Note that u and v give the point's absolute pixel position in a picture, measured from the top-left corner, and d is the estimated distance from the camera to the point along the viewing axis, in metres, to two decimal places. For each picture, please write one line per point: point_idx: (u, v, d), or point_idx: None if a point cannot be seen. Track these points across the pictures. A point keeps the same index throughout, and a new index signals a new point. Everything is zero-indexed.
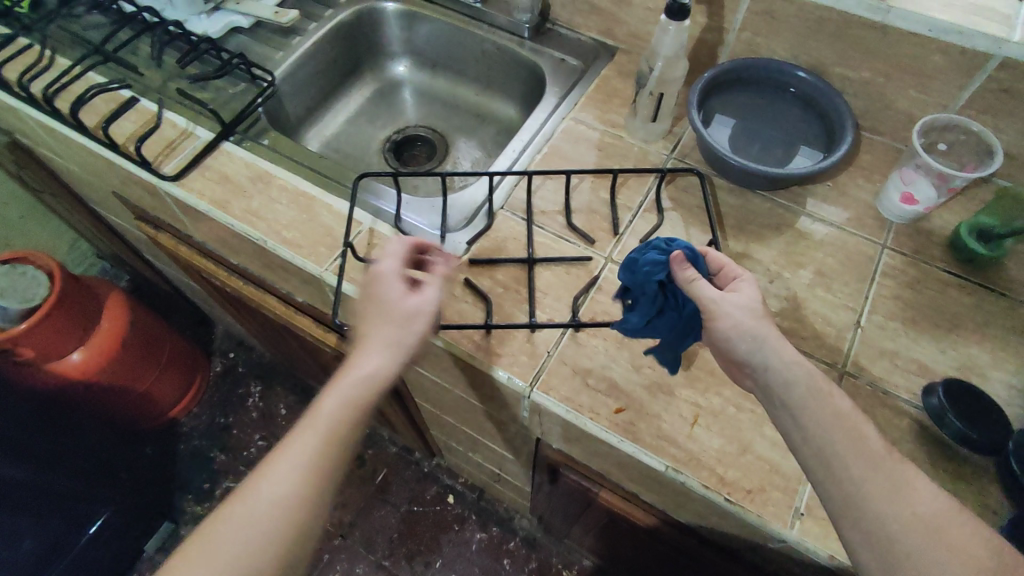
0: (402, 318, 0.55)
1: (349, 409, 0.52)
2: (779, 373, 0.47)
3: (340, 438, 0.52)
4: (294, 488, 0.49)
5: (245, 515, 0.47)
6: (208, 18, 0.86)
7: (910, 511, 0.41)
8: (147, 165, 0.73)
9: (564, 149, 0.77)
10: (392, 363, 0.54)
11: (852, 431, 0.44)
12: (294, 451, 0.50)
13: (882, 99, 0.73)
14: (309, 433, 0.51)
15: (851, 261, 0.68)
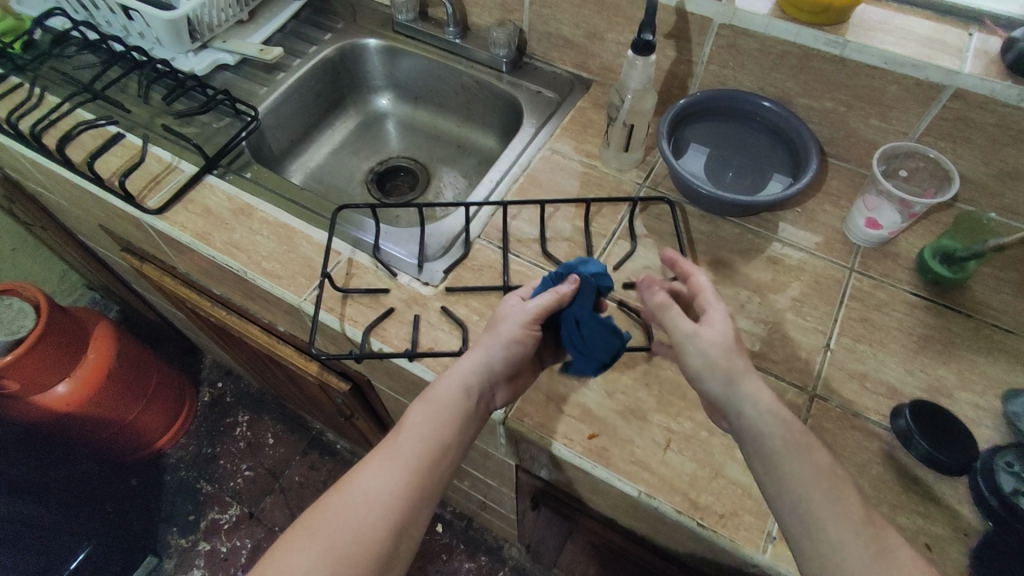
0: (502, 320, 0.58)
1: (442, 412, 0.54)
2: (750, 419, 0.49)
3: (430, 442, 0.53)
4: (391, 482, 0.50)
5: (347, 509, 0.49)
6: (195, 56, 0.88)
7: None
8: (131, 199, 0.74)
9: (540, 178, 0.79)
10: (486, 366, 0.56)
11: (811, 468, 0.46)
12: (388, 449, 0.52)
13: (846, 127, 0.75)
14: (401, 435, 0.53)
15: (820, 285, 0.69)
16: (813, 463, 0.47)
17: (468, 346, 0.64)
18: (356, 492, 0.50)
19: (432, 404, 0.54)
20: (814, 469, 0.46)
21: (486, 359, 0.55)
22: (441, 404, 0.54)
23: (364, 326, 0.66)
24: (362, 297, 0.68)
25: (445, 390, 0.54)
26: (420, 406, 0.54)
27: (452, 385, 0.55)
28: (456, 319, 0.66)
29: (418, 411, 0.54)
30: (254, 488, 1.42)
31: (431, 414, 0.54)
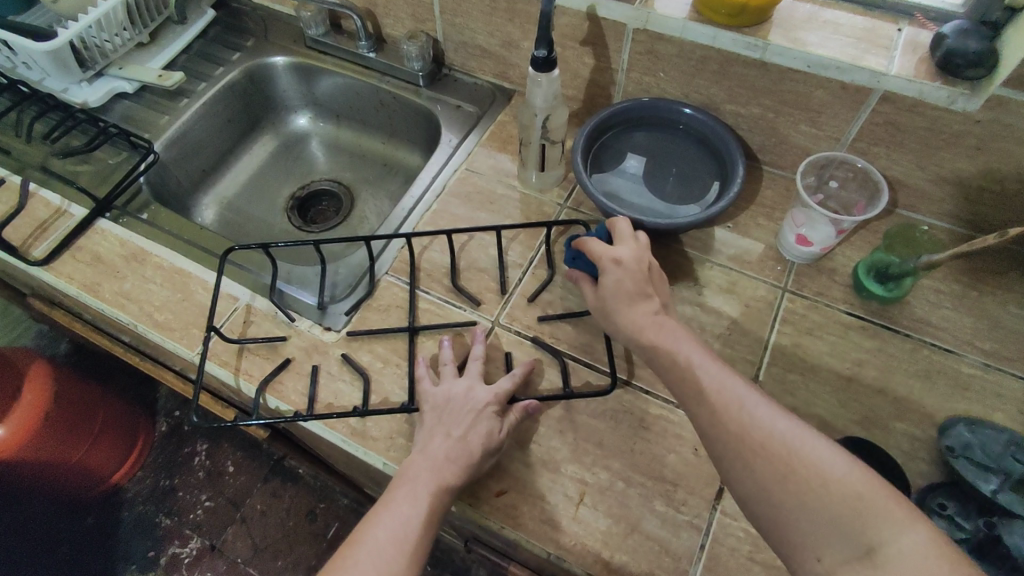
0: (460, 398, 0.56)
1: (423, 503, 0.50)
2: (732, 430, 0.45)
3: (414, 539, 0.49)
4: (405, 534, 0.49)
5: (357, 571, 0.47)
6: (90, 86, 0.82)
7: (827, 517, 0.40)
8: (13, 250, 0.69)
9: (456, 204, 0.73)
10: (483, 424, 0.54)
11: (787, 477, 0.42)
12: (370, 548, 0.48)
13: (776, 134, 0.70)
14: (380, 530, 0.49)
15: (751, 308, 0.65)
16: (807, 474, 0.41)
17: (368, 400, 0.59)
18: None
19: (411, 495, 0.50)
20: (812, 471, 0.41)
21: (477, 425, 0.54)
22: (423, 495, 0.50)
23: (258, 380, 0.61)
24: (258, 347, 0.63)
25: (421, 475, 0.51)
26: (398, 495, 0.51)
27: (427, 472, 0.51)
28: (358, 369, 0.61)
29: (400, 498, 0.50)
30: (215, 519, 1.38)
31: (442, 459, 0.52)
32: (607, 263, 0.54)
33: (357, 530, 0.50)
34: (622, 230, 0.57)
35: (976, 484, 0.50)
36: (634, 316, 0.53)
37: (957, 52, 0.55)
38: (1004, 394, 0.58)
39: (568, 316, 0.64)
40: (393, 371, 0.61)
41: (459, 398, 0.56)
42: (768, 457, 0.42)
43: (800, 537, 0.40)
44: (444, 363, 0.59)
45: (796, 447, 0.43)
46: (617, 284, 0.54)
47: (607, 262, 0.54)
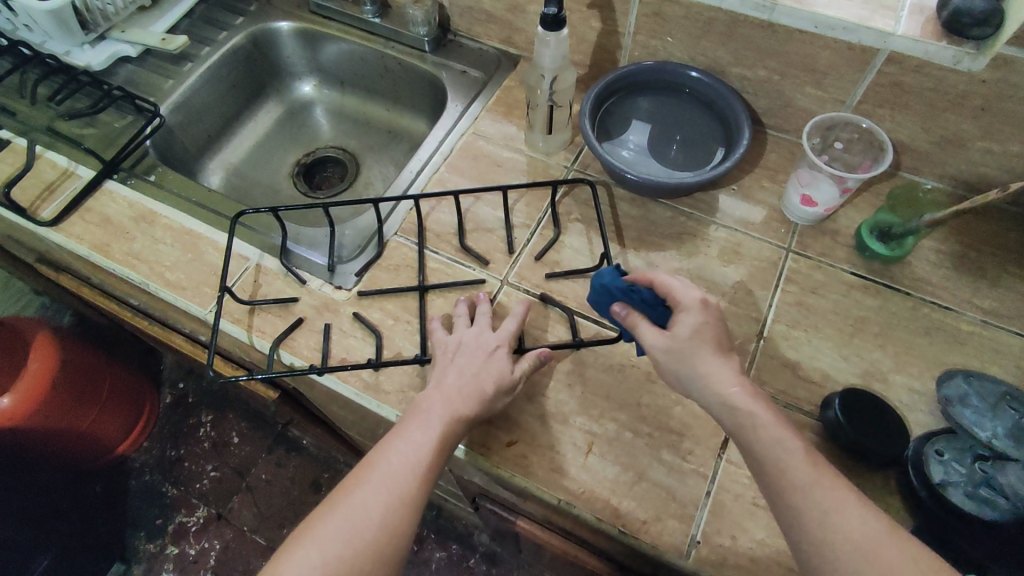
0: (476, 342, 0.57)
1: (436, 431, 0.51)
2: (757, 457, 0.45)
3: (425, 463, 0.49)
4: (417, 461, 0.49)
5: (368, 494, 0.47)
6: (92, 49, 0.82)
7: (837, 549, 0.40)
8: (21, 210, 0.69)
9: (463, 166, 0.74)
10: (495, 364, 0.56)
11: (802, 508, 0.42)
12: (383, 469, 0.48)
13: (781, 97, 0.70)
14: (393, 453, 0.49)
15: (755, 268, 0.66)
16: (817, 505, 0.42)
17: (380, 356, 0.60)
18: (352, 512, 0.46)
19: (424, 422, 0.51)
20: (826, 510, 0.41)
21: (491, 366, 0.55)
22: (436, 423, 0.51)
23: (271, 337, 0.62)
24: (269, 306, 0.64)
25: (435, 405, 0.52)
26: (412, 422, 0.51)
27: (440, 403, 0.52)
28: (369, 325, 0.62)
29: (410, 428, 0.51)
30: (220, 489, 1.41)
31: (454, 393, 0.53)
32: (687, 306, 0.51)
33: (369, 454, 0.50)
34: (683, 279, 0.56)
35: (972, 429, 0.51)
36: (718, 363, 0.49)
37: (964, 11, 0.55)
38: (1001, 349, 0.59)
39: (574, 273, 0.65)
40: (404, 328, 0.62)
41: (474, 341, 0.57)
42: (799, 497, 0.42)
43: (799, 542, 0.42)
44: (457, 313, 0.60)
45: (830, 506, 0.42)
46: (699, 332, 0.50)
47: (686, 305, 0.51)
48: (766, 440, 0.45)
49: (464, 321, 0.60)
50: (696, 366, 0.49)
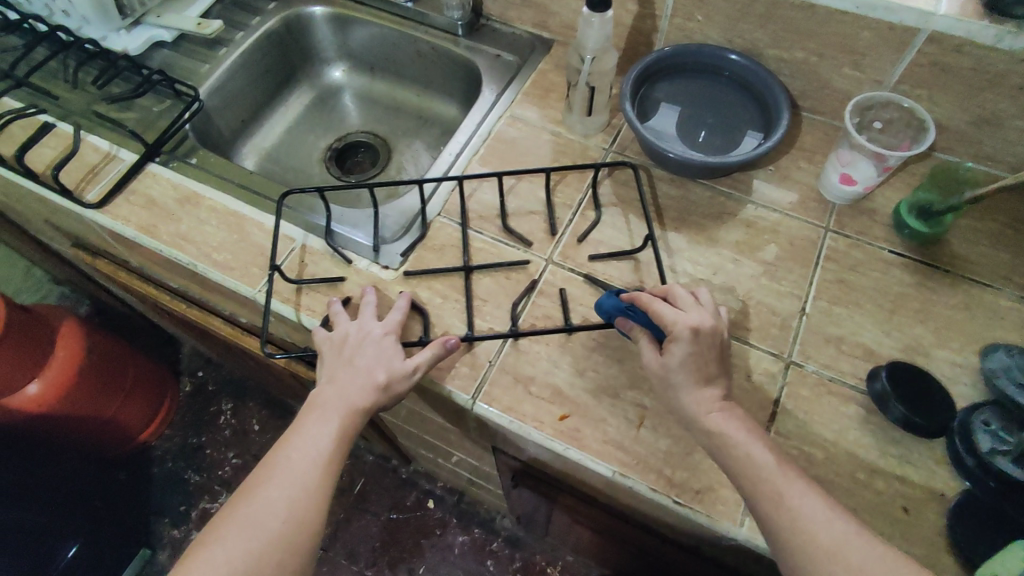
0: (338, 339, 0.58)
1: (335, 424, 0.54)
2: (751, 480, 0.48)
3: (325, 455, 0.53)
4: (306, 456, 0.52)
5: (279, 487, 0.50)
6: (128, 34, 0.82)
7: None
8: (68, 193, 0.69)
9: (502, 148, 0.75)
10: (378, 358, 0.57)
11: (803, 530, 0.45)
12: (286, 464, 0.52)
13: (818, 79, 0.71)
14: (294, 449, 0.53)
15: (794, 246, 0.67)
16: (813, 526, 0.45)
17: (430, 333, 0.61)
18: (258, 507, 0.49)
19: (322, 417, 0.54)
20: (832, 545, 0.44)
21: (370, 361, 0.57)
22: (334, 417, 0.54)
23: (321, 315, 0.63)
24: (317, 286, 0.65)
25: (330, 400, 0.55)
26: (311, 418, 0.54)
27: (339, 398, 0.55)
28: (418, 304, 0.63)
29: (310, 424, 0.54)
30: (242, 476, 1.42)
31: (363, 388, 0.56)
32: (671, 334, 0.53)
33: (271, 451, 0.53)
34: (683, 299, 0.56)
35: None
36: (696, 394, 0.52)
37: None
38: None
39: (614, 254, 0.66)
40: (452, 306, 0.63)
41: (344, 337, 0.58)
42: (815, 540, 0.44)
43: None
44: (334, 309, 0.60)
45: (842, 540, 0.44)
46: (682, 362, 0.52)
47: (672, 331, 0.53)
48: (760, 462, 0.48)
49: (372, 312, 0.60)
50: (676, 395, 0.52)
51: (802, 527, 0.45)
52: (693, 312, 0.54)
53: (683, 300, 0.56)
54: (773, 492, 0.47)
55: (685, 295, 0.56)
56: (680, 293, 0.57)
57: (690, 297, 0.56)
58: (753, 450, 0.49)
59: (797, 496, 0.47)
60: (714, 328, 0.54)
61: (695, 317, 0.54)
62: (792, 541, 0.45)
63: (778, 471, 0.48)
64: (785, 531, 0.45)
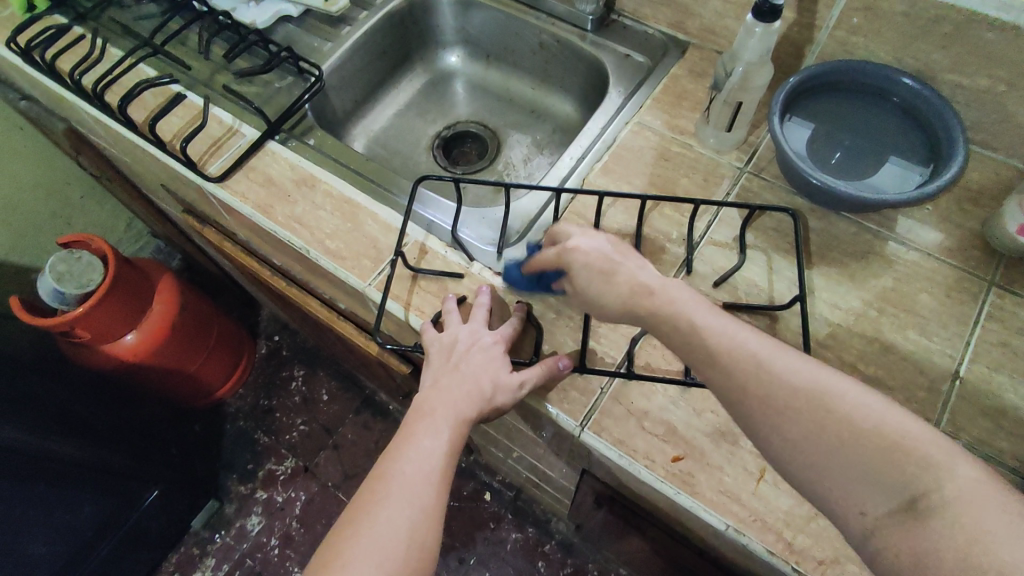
0: (450, 347, 0.56)
1: (446, 436, 0.51)
2: (775, 414, 0.38)
3: (439, 472, 0.49)
4: (421, 471, 0.48)
5: (398, 507, 0.47)
6: (257, 7, 0.82)
7: (823, 426, 0.37)
8: (192, 164, 0.70)
9: (628, 157, 0.70)
10: (489, 369, 0.54)
11: (848, 447, 0.36)
12: (401, 480, 0.48)
13: (1001, 111, 0.63)
14: (406, 463, 0.49)
15: (950, 298, 0.60)
16: (873, 433, 0.36)
17: (540, 352, 0.58)
18: (378, 529, 0.46)
19: (432, 428, 0.51)
20: (787, 413, 0.38)
21: (480, 373, 0.54)
22: (445, 428, 0.51)
23: (430, 315, 0.61)
24: (429, 286, 0.63)
25: (440, 409, 0.52)
26: (420, 429, 0.51)
27: (448, 406, 0.52)
28: (532, 318, 0.60)
29: (420, 435, 0.50)
30: (309, 442, 1.46)
31: (472, 400, 0.52)
32: (661, 298, 0.45)
33: (379, 464, 0.50)
34: (596, 262, 0.49)
35: None
36: (614, 288, 0.47)
37: None
38: None
39: (751, 305, 0.60)
40: (566, 324, 0.60)
41: (454, 343, 0.56)
42: (787, 413, 0.38)
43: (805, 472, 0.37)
44: (448, 308, 0.59)
45: (812, 390, 0.38)
46: (586, 260, 0.49)
47: (658, 294, 0.45)
48: (800, 380, 0.38)
49: (482, 320, 0.58)
50: (598, 302, 0.49)
51: (853, 438, 0.36)
52: (625, 270, 0.48)
53: (596, 266, 0.49)
54: (821, 414, 0.37)
55: (594, 258, 0.49)
56: (586, 256, 0.49)
57: (598, 253, 0.49)
58: (777, 362, 0.40)
59: (843, 400, 0.37)
60: (608, 245, 0.50)
61: (637, 271, 0.47)
62: (745, 405, 0.40)
63: (820, 378, 0.39)
64: (818, 445, 0.36)
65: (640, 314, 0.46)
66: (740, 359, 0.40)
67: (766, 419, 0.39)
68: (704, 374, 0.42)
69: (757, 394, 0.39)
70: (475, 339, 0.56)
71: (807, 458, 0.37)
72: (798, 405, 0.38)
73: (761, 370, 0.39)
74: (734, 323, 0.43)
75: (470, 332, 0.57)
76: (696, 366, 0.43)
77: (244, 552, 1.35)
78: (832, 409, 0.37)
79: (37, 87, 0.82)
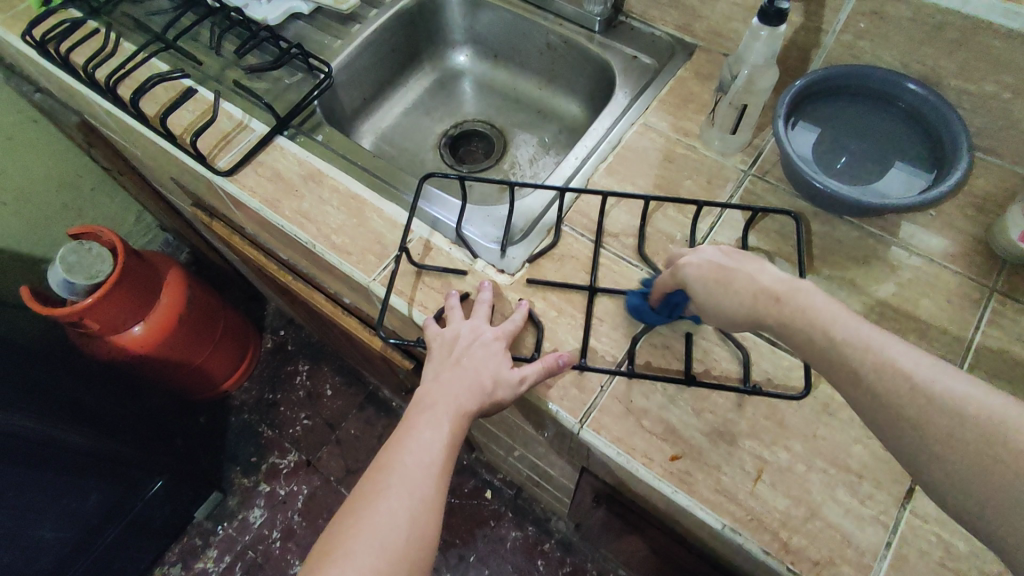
0: (452, 342, 0.56)
1: (446, 428, 0.51)
2: (923, 432, 0.35)
3: (439, 464, 0.50)
4: (421, 463, 0.49)
5: (399, 497, 0.47)
6: (268, 4, 0.83)
7: (966, 443, 0.33)
8: (201, 158, 0.71)
9: (632, 157, 0.71)
10: (489, 364, 0.55)
11: (993, 465, 0.32)
12: (401, 471, 0.49)
13: (1006, 118, 0.63)
14: (407, 454, 0.50)
15: (951, 304, 0.60)
16: (1021, 448, 0.32)
17: (541, 350, 0.59)
18: (378, 519, 0.46)
19: (432, 420, 0.51)
20: (925, 430, 0.35)
21: (481, 368, 0.54)
22: (445, 421, 0.51)
23: (433, 311, 0.62)
24: (432, 282, 0.64)
25: (440, 402, 0.52)
26: (421, 421, 0.51)
27: (448, 399, 0.53)
28: (533, 316, 0.60)
29: (421, 427, 0.51)
30: (312, 437, 1.47)
31: (473, 394, 0.53)
32: (788, 304, 0.43)
33: (380, 455, 0.50)
34: (709, 273, 0.48)
35: None
36: (734, 299, 0.46)
37: None
38: None
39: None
40: (567, 322, 0.60)
41: (455, 338, 0.57)
42: (927, 427, 0.35)
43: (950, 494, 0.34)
44: (450, 304, 0.59)
45: (956, 404, 0.34)
46: (700, 274, 0.48)
47: (783, 301, 0.43)
48: (951, 394, 0.35)
49: (483, 316, 0.58)
50: (728, 317, 0.47)
51: (998, 455, 0.32)
52: (743, 275, 0.46)
53: (711, 276, 0.47)
54: (964, 427, 0.34)
55: (707, 269, 0.48)
56: (697, 270, 0.48)
57: (711, 263, 0.48)
58: (917, 373, 0.36)
59: (993, 415, 0.33)
60: (722, 254, 0.48)
61: (757, 275, 0.45)
62: (884, 422, 0.37)
63: (976, 393, 0.35)
64: (959, 463, 0.33)
65: (767, 321, 0.44)
66: (881, 370, 0.37)
67: (906, 436, 0.36)
68: (843, 391, 0.40)
69: (896, 409, 0.36)
70: (476, 334, 0.57)
71: (949, 478, 0.34)
72: (951, 421, 0.34)
73: (896, 382, 0.36)
74: (876, 332, 0.39)
75: (471, 327, 0.57)
76: (832, 380, 0.40)
77: (245, 544, 1.37)
78: (976, 423, 0.33)
79: (52, 80, 0.83)
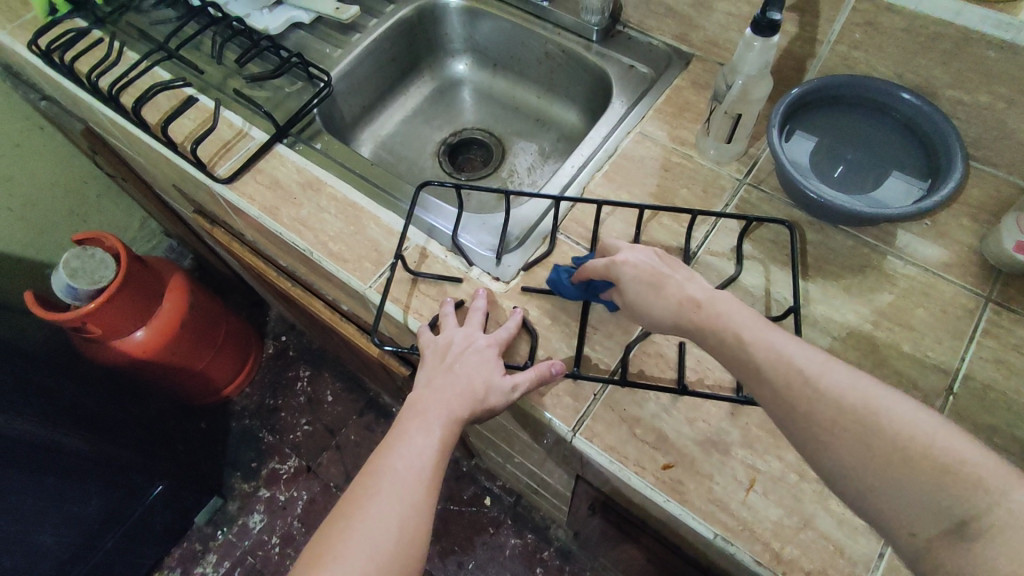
0: (446, 349, 0.57)
1: (437, 435, 0.51)
2: (829, 434, 0.38)
3: (430, 470, 0.50)
4: (412, 469, 0.49)
5: (390, 502, 0.47)
6: (270, 13, 0.84)
7: (869, 443, 0.36)
8: (201, 165, 0.72)
9: (628, 166, 0.71)
10: (482, 372, 0.55)
11: (896, 467, 0.35)
12: (392, 477, 0.49)
13: (1001, 128, 0.63)
14: (398, 460, 0.50)
15: (946, 314, 0.60)
16: (923, 450, 0.35)
17: (535, 358, 0.59)
18: (369, 524, 0.46)
19: (424, 426, 0.52)
20: (832, 429, 0.38)
21: (474, 375, 0.55)
22: (436, 427, 0.52)
23: (427, 317, 0.62)
24: (428, 290, 0.64)
25: (432, 409, 0.53)
26: (413, 427, 0.52)
27: (441, 405, 0.53)
28: (527, 323, 0.61)
29: (412, 433, 0.51)
30: (312, 442, 1.47)
31: (465, 401, 0.53)
32: (708, 311, 0.46)
33: (372, 461, 0.51)
34: (644, 275, 0.50)
35: None
36: (663, 302, 0.48)
37: None
38: None
39: None
40: (561, 330, 0.61)
41: (448, 345, 0.57)
42: (838, 430, 0.37)
43: (849, 490, 0.37)
44: (445, 311, 0.60)
45: (864, 408, 0.37)
46: (635, 275, 0.50)
47: (706, 306, 0.46)
48: (851, 395, 0.38)
49: (477, 324, 0.59)
50: (651, 318, 0.49)
51: (901, 458, 0.35)
52: (673, 282, 0.49)
53: (645, 278, 0.50)
54: (867, 430, 0.37)
55: (643, 271, 0.50)
56: (635, 269, 0.50)
57: (646, 264, 0.50)
58: (826, 377, 0.39)
59: (896, 419, 0.36)
60: (655, 258, 0.51)
61: (685, 284, 0.48)
62: (793, 421, 0.40)
63: (872, 393, 0.38)
64: (866, 463, 0.36)
65: (688, 328, 0.47)
66: (790, 375, 0.40)
67: (811, 434, 0.39)
68: (755, 388, 0.42)
69: (805, 410, 0.39)
70: (469, 342, 0.57)
71: (855, 476, 0.37)
72: (852, 425, 0.37)
73: (809, 385, 0.39)
74: (784, 337, 0.43)
75: (465, 335, 0.58)
76: (744, 380, 0.43)
77: (245, 549, 1.37)
78: (883, 427, 0.36)
79: (57, 88, 0.84)
